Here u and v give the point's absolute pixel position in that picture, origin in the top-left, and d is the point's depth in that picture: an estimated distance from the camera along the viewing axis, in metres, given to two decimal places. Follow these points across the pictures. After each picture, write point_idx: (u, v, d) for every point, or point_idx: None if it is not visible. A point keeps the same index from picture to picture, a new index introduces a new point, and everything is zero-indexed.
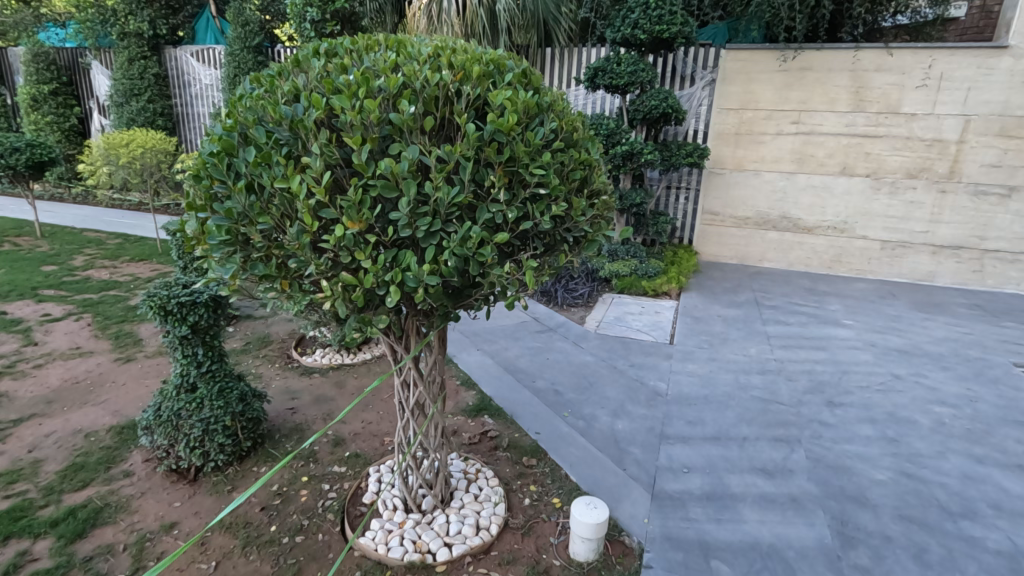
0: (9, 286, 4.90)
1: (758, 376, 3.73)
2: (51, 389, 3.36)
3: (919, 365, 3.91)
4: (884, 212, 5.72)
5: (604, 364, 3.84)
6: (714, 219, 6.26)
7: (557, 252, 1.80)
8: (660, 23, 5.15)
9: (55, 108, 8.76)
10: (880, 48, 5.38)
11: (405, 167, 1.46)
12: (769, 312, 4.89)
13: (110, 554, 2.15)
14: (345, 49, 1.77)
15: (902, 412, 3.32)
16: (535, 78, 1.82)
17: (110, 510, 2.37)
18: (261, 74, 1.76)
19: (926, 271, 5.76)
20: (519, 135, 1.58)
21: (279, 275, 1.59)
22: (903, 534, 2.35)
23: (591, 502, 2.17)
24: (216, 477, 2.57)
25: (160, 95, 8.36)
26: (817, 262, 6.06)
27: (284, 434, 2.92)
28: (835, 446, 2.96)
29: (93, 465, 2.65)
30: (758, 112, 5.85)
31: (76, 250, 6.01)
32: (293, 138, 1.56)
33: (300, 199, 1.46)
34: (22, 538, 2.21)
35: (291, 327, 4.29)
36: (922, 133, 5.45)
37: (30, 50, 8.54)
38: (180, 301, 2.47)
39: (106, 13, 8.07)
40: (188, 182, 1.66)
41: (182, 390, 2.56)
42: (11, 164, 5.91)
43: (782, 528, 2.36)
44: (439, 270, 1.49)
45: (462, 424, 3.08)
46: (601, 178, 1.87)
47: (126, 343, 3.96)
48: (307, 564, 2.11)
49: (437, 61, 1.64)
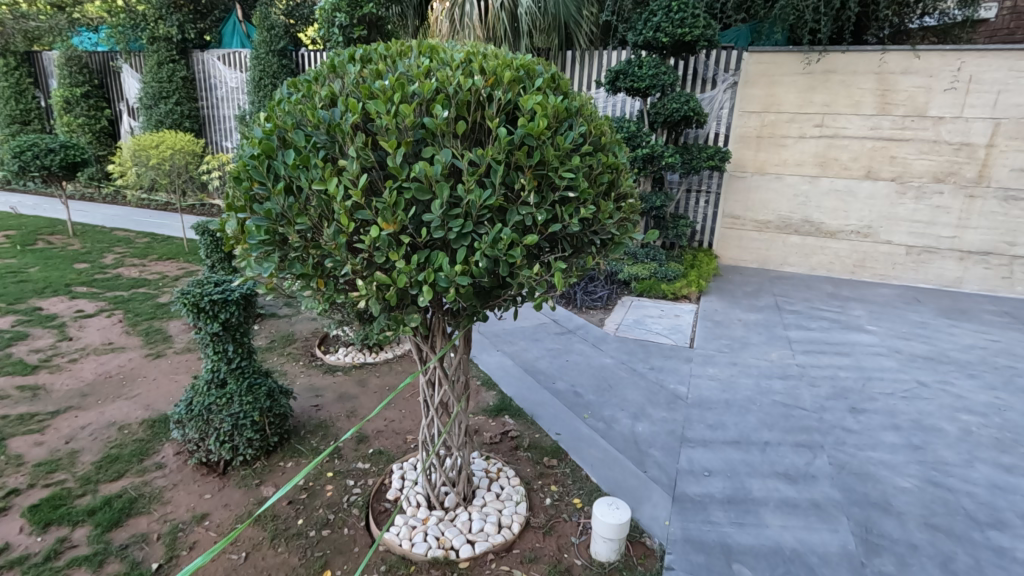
0: (43, 283, 5.05)
1: (780, 381, 3.71)
2: (85, 382, 3.48)
3: (946, 373, 3.85)
4: (909, 217, 5.63)
5: (624, 367, 3.85)
6: (735, 222, 6.22)
7: (584, 254, 1.82)
8: (682, 26, 5.14)
9: (86, 110, 9.02)
10: (906, 49, 5.31)
11: (439, 170, 1.50)
12: (791, 317, 4.85)
13: (145, 543, 2.22)
14: (380, 54, 1.83)
15: (928, 419, 3.27)
16: (563, 82, 1.85)
17: (144, 500, 2.45)
18: (298, 79, 1.82)
19: (953, 276, 5.66)
20: (549, 139, 1.61)
21: (315, 274, 1.64)
22: (929, 542, 2.32)
23: (613, 502, 2.19)
24: (244, 471, 2.63)
25: (187, 98, 8.56)
26: (840, 267, 6.00)
27: (309, 430, 2.99)
28: (859, 453, 2.93)
29: (127, 457, 2.74)
30: (781, 116, 5.80)
31: (107, 249, 6.16)
32: (331, 141, 1.61)
33: (336, 200, 1.50)
34: (62, 525, 2.29)
35: (315, 327, 4.37)
36: (950, 137, 5.36)
37: (64, 54, 8.81)
38: (213, 298, 2.54)
39: (137, 17, 8.29)
40: (227, 184, 1.71)
41: (213, 385, 2.63)
42: (46, 164, 6.11)
43: (805, 534, 2.35)
44: (471, 270, 1.53)
45: (483, 424, 3.12)
46: (628, 181, 1.90)
47: (156, 339, 4.08)
48: (334, 557, 2.16)
49: (469, 68, 1.69)
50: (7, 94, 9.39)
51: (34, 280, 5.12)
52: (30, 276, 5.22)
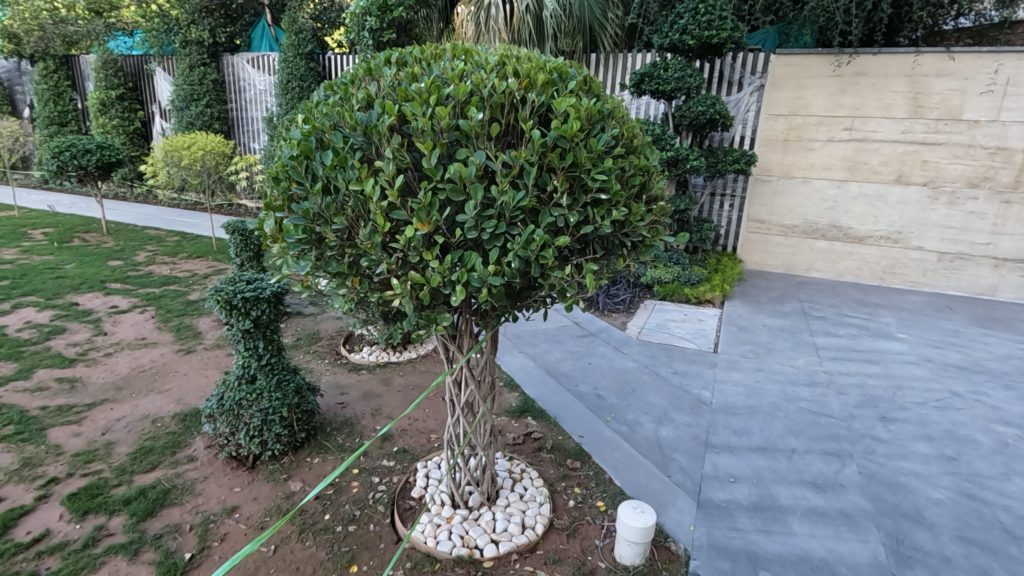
0: (80, 279, 5.22)
1: (807, 388, 3.65)
2: (120, 375, 3.58)
3: (980, 383, 3.75)
4: (942, 223, 5.50)
5: (647, 371, 3.82)
6: (760, 226, 6.14)
7: (615, 257, 1.82)
8: (710, 28, 5.10)
9: (121, 112, 9.31)
10: (940, 51, 5.19)
11: (473, 172, 1.52)
12: (818, 323, 4.77)
13: (178, 533, 2.28)
14: (414, 57, 1.86)
15: (962, 430, 3.19)
16: (596, 84, 1.86)
17: (176, 492, 2.51)
18: (335, 82, 1.87)
19: (987, 284, 5.51)
20: (582, 141, 1.62)
21: (350, 273, 1.67)
22: (963, 556, 2.27)
23: (638, 506, 2.17)
24: (272, 466, 2.68)
25: (218, 100, 8.76)
26: (868, 273, 5.88)
27: (336, 427, 3.03)
28: (890, 463, 2.87)
29: (160, 449, 2.81)
30: (809, 119, 5.73)
31: (139, 247, 6.34)
32: (367, 143, 1.64)
33: (373, 200, 1.53)
34: (100, 513, 2.37)
35: (340, 326, 4.43)
36: (986, 141, 5.21)
37: (100, 58, 9.06)
38: (245, 296, 2.60)
39: (170, 22, 8.55)
40: (266, 184, 1.75)
41: (243, 381, 2.69)
42: (82, 164, 6.31)
43: (834, 543, 2.31)
44: (503, 271, 1.55)
45: (506, 425, 3.13)
46: (659, 184, 1.89)
47: (186, 335, 4.18)
48: (360, 553, 2.18)
49: (503, 70, 1.71)
50: (47, 96, 9.73)
51: (71, 276, 5.29)
52: (67, 272, 5.39)
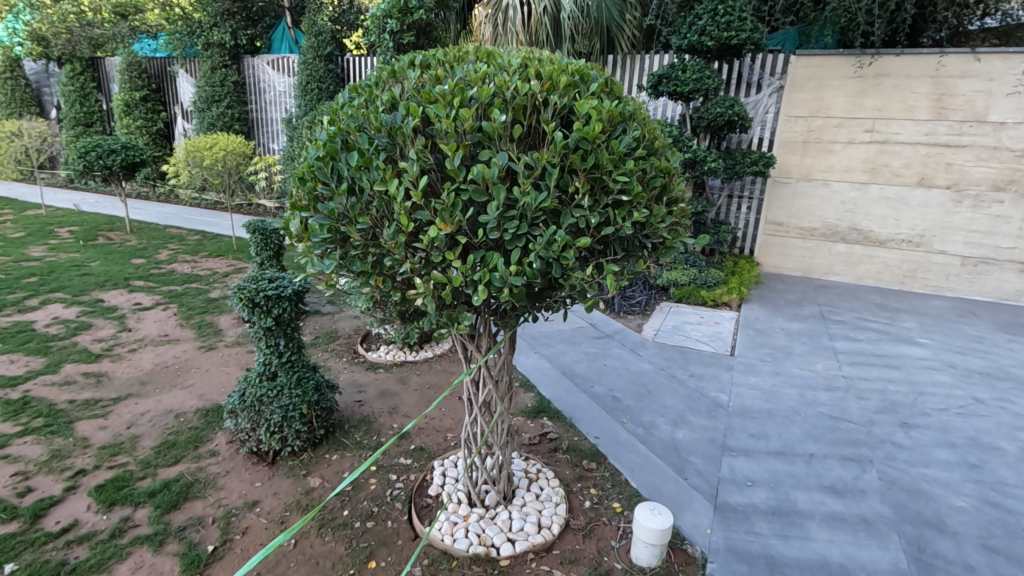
0: (105, 277, 5.34)
1: (826, 393, 3.61)
2: (144, 371, 3.66)
3: (1005, 390, 3.67)
4: (965, 226, 5.40)
5: (663, 373, 3.81)
6: (778, 229, 6.08)
7: (635, 258, 1.83)
8: (729, 29, 5.06)
9: (145, 113, 9.50)
10: (966, 52, 5.10)
11: (496, 173, 1.54)
12: (837, 327, 4.71)
13: (200, 526, 2.32)
14: (438, 60, 1.88)
15: (985, 437, 3.13)
16: (617, 87, 1.88)
17: (198, 486, 2.56)
18: (360, 84, 1.90)
19: (1011, 289, 5.40)
20: (603, 143, 1.63)
21: (373, 273, 1.70)
22: (986, 564, 2.23)
23: (655, 507, 2.17)
24: (292, 462, 2.72)
25: (238, 102, 8.89)
26: (889, 277, 5.79)
27: (353, 425, 3.06)
28: (911, 469, 2.83)
29: (183, 443, 2.87)
30: (828, 120, 5.66)
31: (161, 246, 6.46)
32: (392, 144, 1.67)
33: (397, 201, 1.56)
34: (126, 505, 2.42)
35: (357, 324, 4.48)
36: (1012, 143, 5.11)
37: (126, 60, 9.26)
38: (267, 294, 2.65)
39: (193, 25, 8.73)
40: (292, 184, 1.78)
41: (264, 377, 2.73)
42: (108, 164, 6.45)
43: (853, 549, 2.29)
44: (524, 271, 1.56)
45: (522, 425, 3.15)
46: (680, 186, 1.89)
47: (207, 333, 4.24)
48: (378, 549, 2.21)
49: (526, 72, 1.73)
50: (74, 97, 9.95)
51: (96, 273, 5.41)
52: (92, 270, 5.52)
